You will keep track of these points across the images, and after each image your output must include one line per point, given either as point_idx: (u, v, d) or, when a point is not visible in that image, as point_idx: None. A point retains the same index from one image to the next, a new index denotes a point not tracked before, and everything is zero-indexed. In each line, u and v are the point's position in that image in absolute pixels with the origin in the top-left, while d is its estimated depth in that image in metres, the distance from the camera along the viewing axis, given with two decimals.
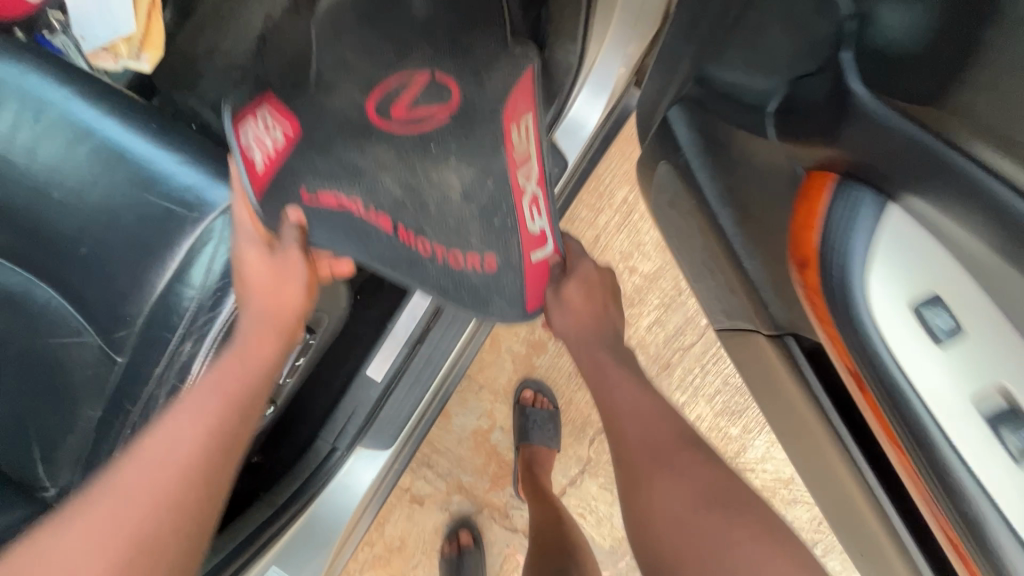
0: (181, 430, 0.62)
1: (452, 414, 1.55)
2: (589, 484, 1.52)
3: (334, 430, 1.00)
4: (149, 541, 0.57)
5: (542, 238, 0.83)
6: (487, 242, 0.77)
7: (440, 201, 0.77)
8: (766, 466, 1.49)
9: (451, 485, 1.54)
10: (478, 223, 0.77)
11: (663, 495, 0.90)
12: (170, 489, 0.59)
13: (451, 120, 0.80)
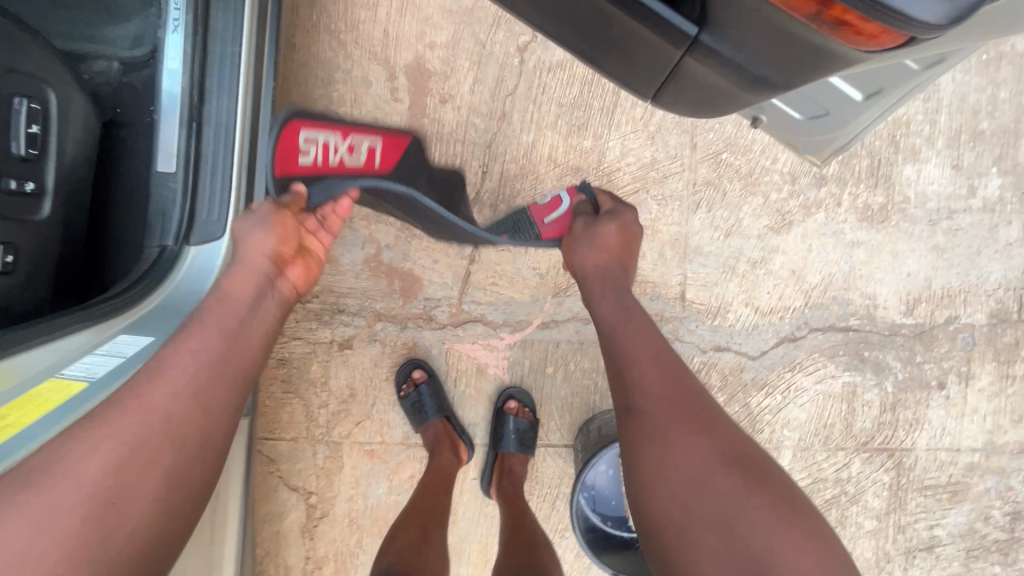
0: (183, 360, 0.82)
1: (338, 256, 1.57)
2: (487, 253, 1.56)
3: (160, 229, 1.02)
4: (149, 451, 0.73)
5: (555, 202, 1.45)
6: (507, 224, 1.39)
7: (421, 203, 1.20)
8: (629, 160, 1.55)
9: (369, 317, 1.57)
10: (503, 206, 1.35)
11: (679, 455, 0.87)
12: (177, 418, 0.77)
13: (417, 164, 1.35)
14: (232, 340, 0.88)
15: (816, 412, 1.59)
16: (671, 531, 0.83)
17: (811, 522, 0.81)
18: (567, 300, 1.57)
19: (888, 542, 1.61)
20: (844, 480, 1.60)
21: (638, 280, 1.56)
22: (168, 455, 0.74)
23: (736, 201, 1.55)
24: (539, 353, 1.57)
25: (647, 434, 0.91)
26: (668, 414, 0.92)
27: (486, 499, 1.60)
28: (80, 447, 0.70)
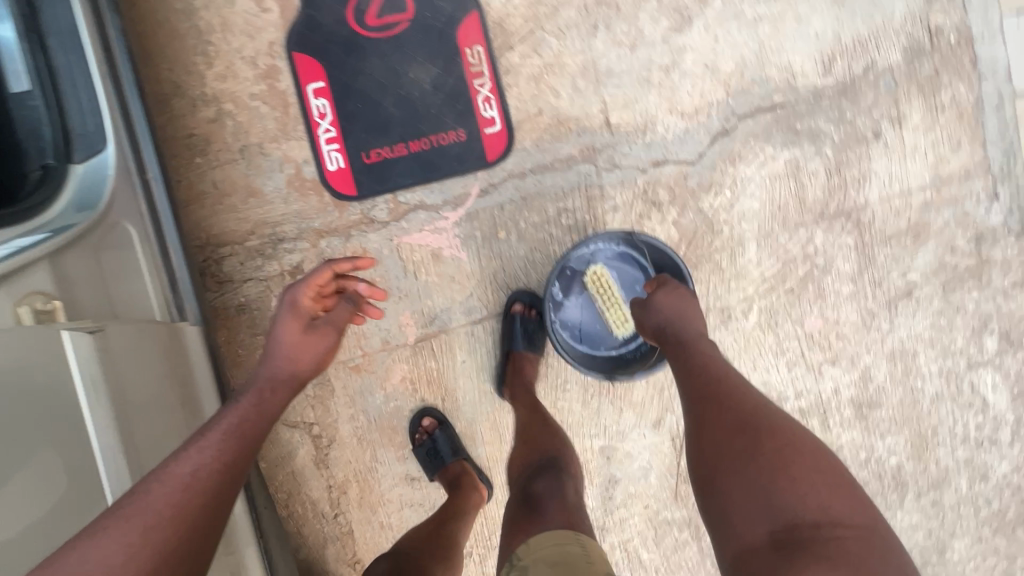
0: (213, 459, 0.94)
1: (260, 186, 1.53)
2: (406, 138, 1.53)
3: (34, 147, 1.10)
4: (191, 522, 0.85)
5: (490, 118, 1.53)
6: (458, 124, 1.53)
7: (418, 103, 1.52)
8: (515, 3, 1.51)
9: (312, 238, 1.55)
10: (450, 113, 1.53)
11: (711, 433, 1.11)
12: (210, 487, 0.90)
13: (437, 118, 1.53)
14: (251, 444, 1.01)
15: (767, 197, 1.61)
16: (715, 498, 1.06)
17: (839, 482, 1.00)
18: (498, 159, 1.54)
19: (869, 301, 1.66)
20: (813, 254, 1.64)
21: (561, 119, 1.54)
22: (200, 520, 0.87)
23: (632, 12, 1.53)
24: (487, 220, 1.56)
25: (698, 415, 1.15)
26: (721, 406, 1.13)
27: (481, 376, 1.61)
28: (123, 522, 0.81)
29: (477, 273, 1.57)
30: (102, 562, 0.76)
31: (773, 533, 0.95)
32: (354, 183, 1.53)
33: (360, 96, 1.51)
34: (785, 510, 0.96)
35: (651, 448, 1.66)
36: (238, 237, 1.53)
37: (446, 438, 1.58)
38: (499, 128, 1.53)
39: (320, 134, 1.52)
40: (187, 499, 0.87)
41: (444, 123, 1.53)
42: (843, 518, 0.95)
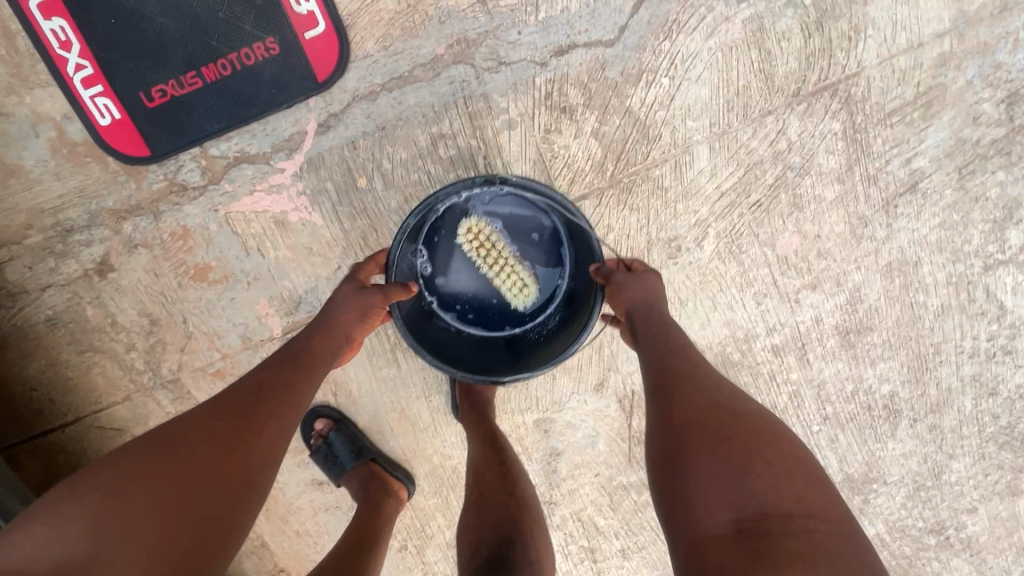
0: (203, 432, 0.77)
1: (17, 161, 1.11)
2: (197, 62, 1.07)
3: None
4: (172, 513, 0.69)
5: (308, 16, 1.05)
6: (265, 31, 1.06)
7: (198, 6, 1.04)
8: None
9: (110, 222, 1.16)
10: (250, 16, 1.05)
11: (681, 388, 0.84)
12: (194, 469, 0.73)
13: (232, 25, 1.05)
14: (262, 419, 0.81)
15: (720, 80, 1.16)
16: (666, 470, 0.76)
17: (827, 487, 0.73)
18: (332, 75, 1.08)
19: (860, 204, 1.27)
20: (784, 152, 1.22)
21: (412, 3, 1.07)
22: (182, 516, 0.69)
23: None
24: (337, 167, 1.14)
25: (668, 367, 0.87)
26: (693, 378, 0.86)
27: (374, 363, 1.30)
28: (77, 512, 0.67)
29: (340, 239, 1.19)
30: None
31: (739, 520, 0.68)
32: (143, 139, 1.10)
33: (113, 8, 1.04)
34: (757, 501, 0.69)
35: (595, 414, 1.39)
36: (13, 235, 1.15)
37: (342, 441, 1.31)
38: (325, 29, 1.06)
39: (72, 74, 1.06)
40: (166, 483, 0.70)
41: (245, 33, 1.06)
42: (844, 540, 0.66)
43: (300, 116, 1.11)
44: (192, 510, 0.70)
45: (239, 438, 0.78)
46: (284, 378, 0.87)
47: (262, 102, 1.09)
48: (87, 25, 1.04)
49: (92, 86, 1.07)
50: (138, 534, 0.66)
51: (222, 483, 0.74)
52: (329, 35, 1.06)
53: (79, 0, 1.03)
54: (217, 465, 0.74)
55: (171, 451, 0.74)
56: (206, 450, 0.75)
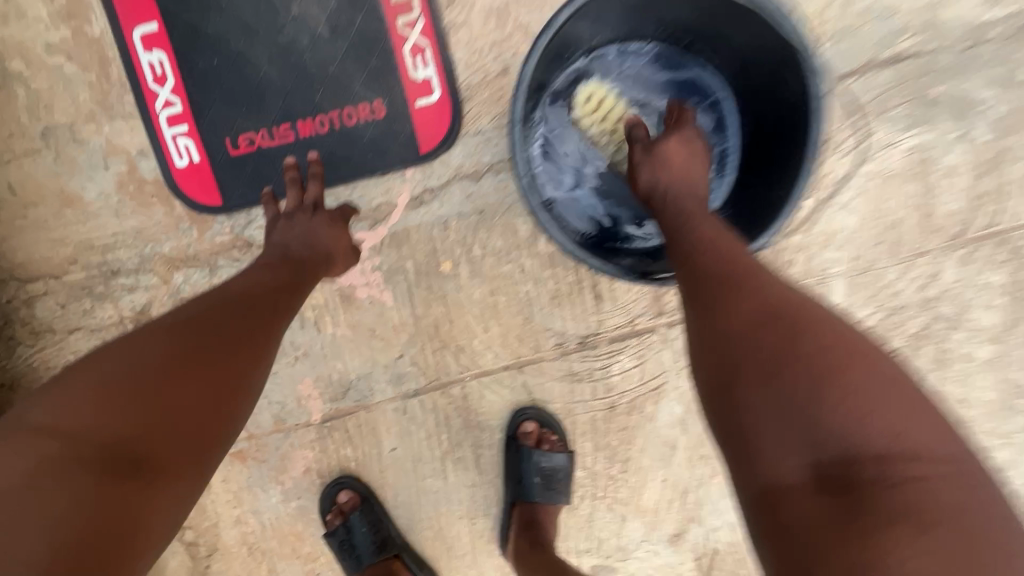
0: (229, 292, 0.75)
1: (77, 191, 1.01)
2: (293, 116, 0.97)
3: None
4: (210, 347, 0.65)
5: (422, 84, 0.95)
6: (374, 93, 0.96)
7: (308, 58, 0.95)
8: None
9: (161, 269, 1.03)
10: (361, 75, 0.95)
11: (711, 273, 0.65)
12: (224, 315, 0.70)
13: (340, 82, 0.96)
14: (277, 287, 0.78)
15: (872, 211, 1.00)
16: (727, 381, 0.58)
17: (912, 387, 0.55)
18: (439, 146, 0.97)
19: (1018, 370, 1.07)
20: (935, 299, 1.04)
21: None
22: (218, 352, 0.66)
23: None
24: (421, 246, 1.01)
25: (702, 252, 0.69)
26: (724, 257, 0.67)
27: (417, 469, 1.10)
28: (115, 353, 0.63)
29: (409, 324, 1.04)
30: (76, 410, 0.58)
31: (823, 464, 0.51)
32: (217, 187, 1.00)
33: (216, 49, 0.95)
34: (853, 427, 0.51)
35: (664, 570, 1.15)
36: (53, 268, 1.04)
37: (363, 527, 1.07)
38: (439, 99, 0.96)
39: (160, 111, 0.97)
40: (195, 328, 0.67)
41: (352, 92, 0.96)
42: (962, 485, 0.49)
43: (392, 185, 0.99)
44: (217, 404, 0.63)
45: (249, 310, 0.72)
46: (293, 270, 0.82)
47: (353, 165, 0.98)
48: (185, 63, 0.96)
49: (175, 124, 0.98)
50: (173, 406, 0.60)
51: (236, 337, 0.68)
52: (443, 106, 0.96)
53: (182, 37, 0.95)
54: (240, 320, 0.70)
55: (200, 337, 0.66)
56: (215, 321, 0.69)
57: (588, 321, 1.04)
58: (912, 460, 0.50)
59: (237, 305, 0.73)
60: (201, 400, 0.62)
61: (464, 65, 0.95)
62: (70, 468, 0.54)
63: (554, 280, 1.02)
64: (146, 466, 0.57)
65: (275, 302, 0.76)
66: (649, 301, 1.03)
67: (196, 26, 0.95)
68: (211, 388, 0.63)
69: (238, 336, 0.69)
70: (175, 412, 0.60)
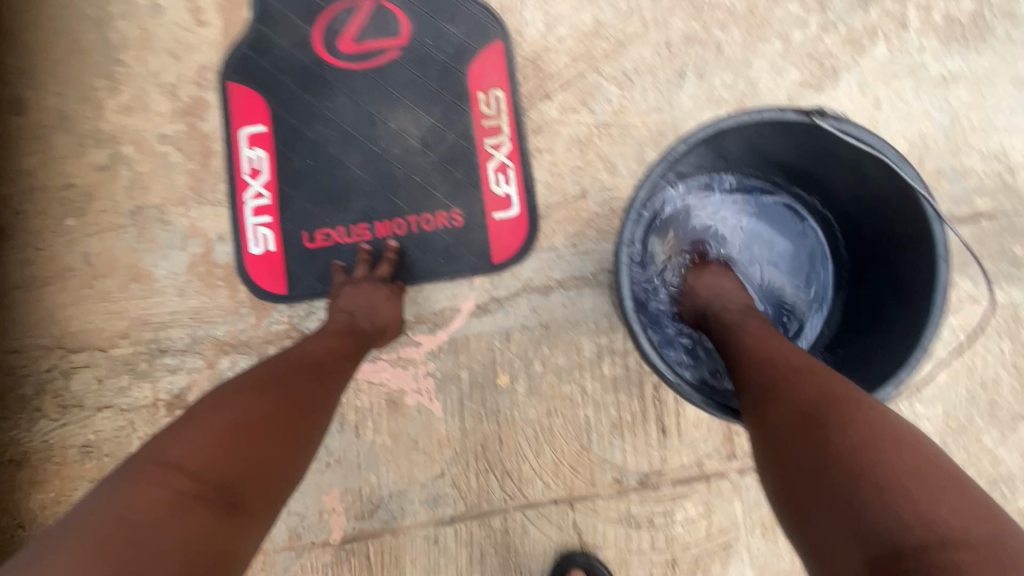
0: (284, 364, 0.69)
1: (148, 267, 1.02)
2: (372, 216, 1.00)
3: None
4: (276, 418, 0.60)
5: (501, 198, 0.99)
6: (454, 202, 0.99)
7: (397, 167, 1.00)
8: (561, 34, 1.01)
9: (209, 353, 1.00)
10: (444, 185, 0.99)
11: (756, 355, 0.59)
12: (285, 384, 0.65)
13: (422, 189, 1.00)
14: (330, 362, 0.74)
15: (963, 366, 0.94)
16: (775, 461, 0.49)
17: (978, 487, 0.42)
18: (511, 257, 0.97)
19: None
20: None
21: (615, 210, 0.97)
22: (277, 424, 0.60)
23: (742, 57, 0.98)
24: (480, 356, 0.97)
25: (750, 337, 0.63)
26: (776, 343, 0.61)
27: None
28: (171, 433, 0.54)
29: (455, 439, 0.96)
30: (124, 494, 0.47)
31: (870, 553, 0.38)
32: (285, 276, 1.00)
33: (313, 151, 1.02)
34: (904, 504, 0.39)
35: None
36: (102, 341, 1.01)
37: None
38: (517, 212, 0.98)
39: (248, 200, 1.01)
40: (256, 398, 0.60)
41: (433, 199, 0.99)
42: None
43: (459, 290, 0.98)
44: (273, 485, 0.56)
45: (340, 376, 0.74)
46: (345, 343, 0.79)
47: (423, 269, 0.99)
48: (281, 161, 1.02)
49: (258, 213, 1.01)
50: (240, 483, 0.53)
51: (294, 410, 0.63)
52: (520, 220, 0.98)
53: (284, 139, 1.02)
54: (298, 391, 0.65)
55: (262, 403, 0.60)
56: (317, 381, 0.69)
57: (650, 456, 0.94)
58: (952, 503, 0.39)
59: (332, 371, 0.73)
60: (299, 457, 0.60)
61: (544, 185, 0.98)
62: (191, 500, 0.49)
63: (616, 407, 0.95)
64: (246, 512, 0.52)
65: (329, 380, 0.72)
66: (718, 442, 0.94)
67: (297, 130, 1.02)
68: (271, 462, 0.57)
69: (325, 398, 0.69)
70: (279, 460, 0.57)
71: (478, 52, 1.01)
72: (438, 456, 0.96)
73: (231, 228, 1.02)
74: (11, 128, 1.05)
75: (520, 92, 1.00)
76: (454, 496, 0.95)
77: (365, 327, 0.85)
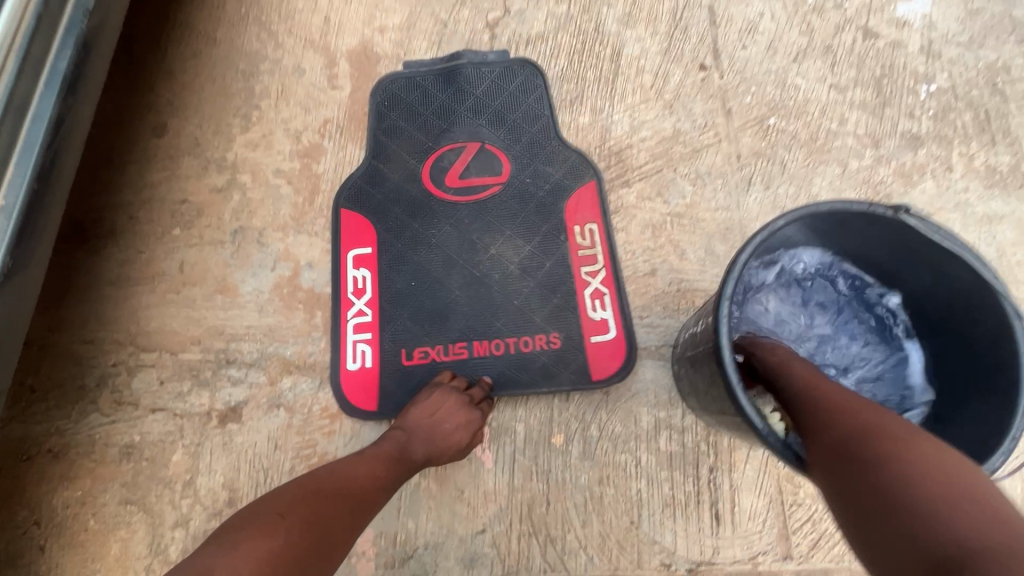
0: (335, 482, 0.71)
1: (236, 282, 1.09)
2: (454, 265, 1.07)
3: None
4: (323, 549, 0.61)
5: (593, 322, 1.01)
6: (549, 327, 1.02)
7: (495, 283, 1.05)
8: (644, 135, 1.15)
9: (273, 370, 1.02)
10: (540, 309, 1.03)
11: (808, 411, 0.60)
12: (335, 512, 0.66)
13: (504, 255, 1.07)
14: (372, 488, 0.75)
15: None
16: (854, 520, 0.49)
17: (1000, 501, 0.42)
18: (592, 385, 0.98)
19: None
20: None
21: (682, 290, 1.03)
22: (321, 552, 0.61)
23: (804, 174, 1.10)
24: (538, 412, 0.97)
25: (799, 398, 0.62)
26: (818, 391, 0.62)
27: None
28: (233, 549, 0.56)
29: (501, 495, 0.93)
30: None
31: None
32: (377, 393, 1.00)
33: (418, 271, 1.07)
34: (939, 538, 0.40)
35: None
36: (174, 344, 1.05)
37: None
38: (612, 337, 1.00)
39: (350, 313, 1.05)
40: (308, 525, 0.62)
41: (513, 263, 1.06)
42: None
43: (536, 404, 0.98)
44: None
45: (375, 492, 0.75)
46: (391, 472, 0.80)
47: (502, 374, 0.99)
48: (379, 209, 1.11)
49: (364, 333, 1.04)
50: None
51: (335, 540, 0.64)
52: (619, 349, 1.00)
53: (386, 198, 1.12)
54: (340, 519, 0.66)
55: (310, 534, 0.61)
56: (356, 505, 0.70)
57: (702, 544, 0.90)
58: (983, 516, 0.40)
59: (371, 492, 0.75)
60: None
61: (618, 260, 1.05)
62: None
63: (670, 484, 0.93)
64: None
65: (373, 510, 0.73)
66: (774, 539, 0.90)
67: (399, 184, 1.13)
68: None
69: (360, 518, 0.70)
70: None
71: (576, 174, 1.12)
72: (482, 511, 0.93)
73: (340, 355, 1.03)
74: (149, 147, 1.19)
75: (616, 232, 1.07)
76: (492, 557, 0.90)
77: (415, 449, 0.86)
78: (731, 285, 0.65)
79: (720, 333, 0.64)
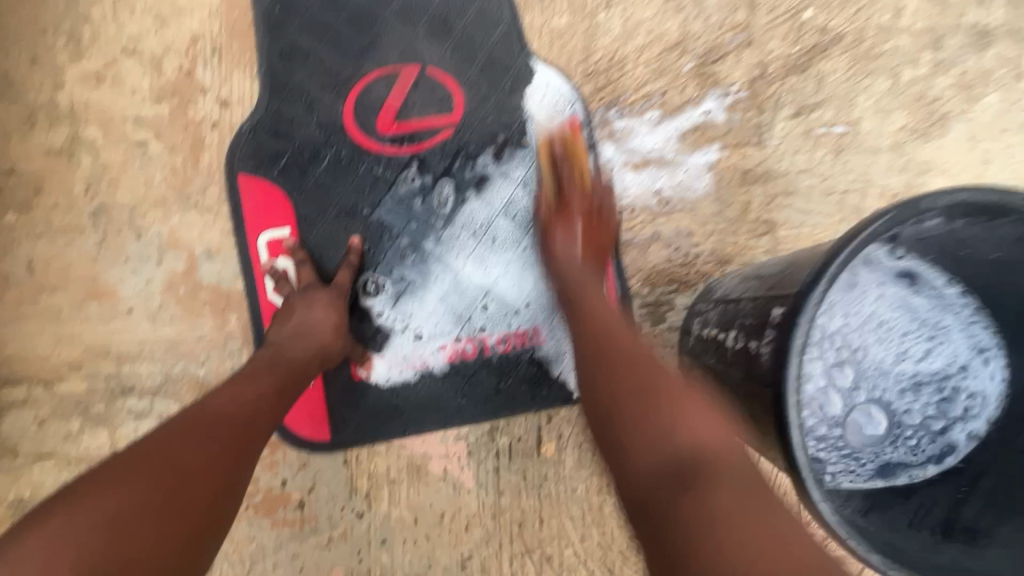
0: (220, 400, 0.59)
1: (111, 282, 0.82)
2: (404, 242, 0.82)
3: None
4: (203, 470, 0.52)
5: None
6: (534, 315, 0.82)
7: (459, 265, 0.82)
8: (641, 41, 0.85)
9: (186, 395, 0.81)
10: (521, 292, 0.82)
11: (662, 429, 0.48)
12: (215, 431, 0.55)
13: (470, 234, 0.82)
14: (252, 385, 0.63)
15: None
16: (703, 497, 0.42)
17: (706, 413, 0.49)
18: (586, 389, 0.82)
19: None
20: None
21: (691, 257, 0.83)
22: (200, 469, 0.51)
23: (846, 92, 0.85)
24: (522, 419, 0.82)
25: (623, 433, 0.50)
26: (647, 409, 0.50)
27: None
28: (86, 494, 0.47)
29: (486, 516, 0.81)
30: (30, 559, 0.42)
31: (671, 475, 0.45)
32: (327, 419, 0.81)
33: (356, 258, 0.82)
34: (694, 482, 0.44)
35: None
36: (46, 372, 0.81)
37: None
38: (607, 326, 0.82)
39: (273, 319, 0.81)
40: (176, 449, 0.52)
41: (482, 245, 0.82)
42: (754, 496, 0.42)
43: (522, 416, 0.82)
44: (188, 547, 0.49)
45: (253, 423, 0.59)
46: (279, 363, 0.67)
47: (479, 379, 0.81)
48: (291, 175, 0.82)
49: None
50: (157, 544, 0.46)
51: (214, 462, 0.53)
52: None
53: (305, 164, 0.82)
54: (216, 436, 0.55)
55: (178, 449, 0.52)
56: (209, 440, 0.54)
57: None
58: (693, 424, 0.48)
59: (245, 426, 0.58)
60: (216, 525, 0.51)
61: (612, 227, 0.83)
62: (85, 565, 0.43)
63: None
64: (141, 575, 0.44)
65: (265, 406, 0.62)
66: None
67: (317, 136, 0.82)
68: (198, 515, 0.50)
69: (232, 468, 0.54)
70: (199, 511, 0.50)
71: (553, 100, 0.84)
72: (466, 536, 0.80)
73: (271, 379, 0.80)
74: None
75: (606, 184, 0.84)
76: None
77: (296, 356, 0.69)
78: (802, 335, 0.47)
79: (787, 399, 0.47)
